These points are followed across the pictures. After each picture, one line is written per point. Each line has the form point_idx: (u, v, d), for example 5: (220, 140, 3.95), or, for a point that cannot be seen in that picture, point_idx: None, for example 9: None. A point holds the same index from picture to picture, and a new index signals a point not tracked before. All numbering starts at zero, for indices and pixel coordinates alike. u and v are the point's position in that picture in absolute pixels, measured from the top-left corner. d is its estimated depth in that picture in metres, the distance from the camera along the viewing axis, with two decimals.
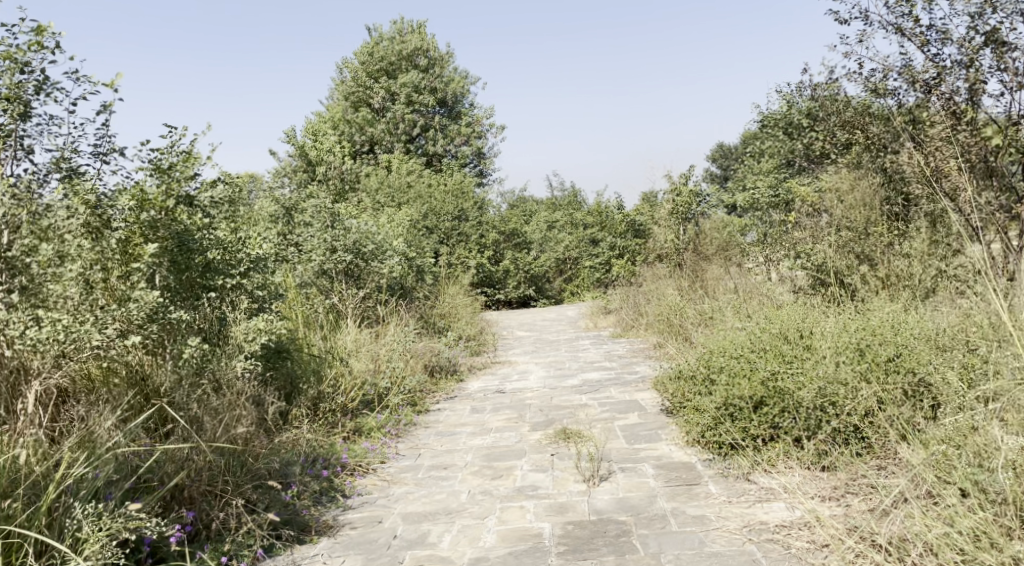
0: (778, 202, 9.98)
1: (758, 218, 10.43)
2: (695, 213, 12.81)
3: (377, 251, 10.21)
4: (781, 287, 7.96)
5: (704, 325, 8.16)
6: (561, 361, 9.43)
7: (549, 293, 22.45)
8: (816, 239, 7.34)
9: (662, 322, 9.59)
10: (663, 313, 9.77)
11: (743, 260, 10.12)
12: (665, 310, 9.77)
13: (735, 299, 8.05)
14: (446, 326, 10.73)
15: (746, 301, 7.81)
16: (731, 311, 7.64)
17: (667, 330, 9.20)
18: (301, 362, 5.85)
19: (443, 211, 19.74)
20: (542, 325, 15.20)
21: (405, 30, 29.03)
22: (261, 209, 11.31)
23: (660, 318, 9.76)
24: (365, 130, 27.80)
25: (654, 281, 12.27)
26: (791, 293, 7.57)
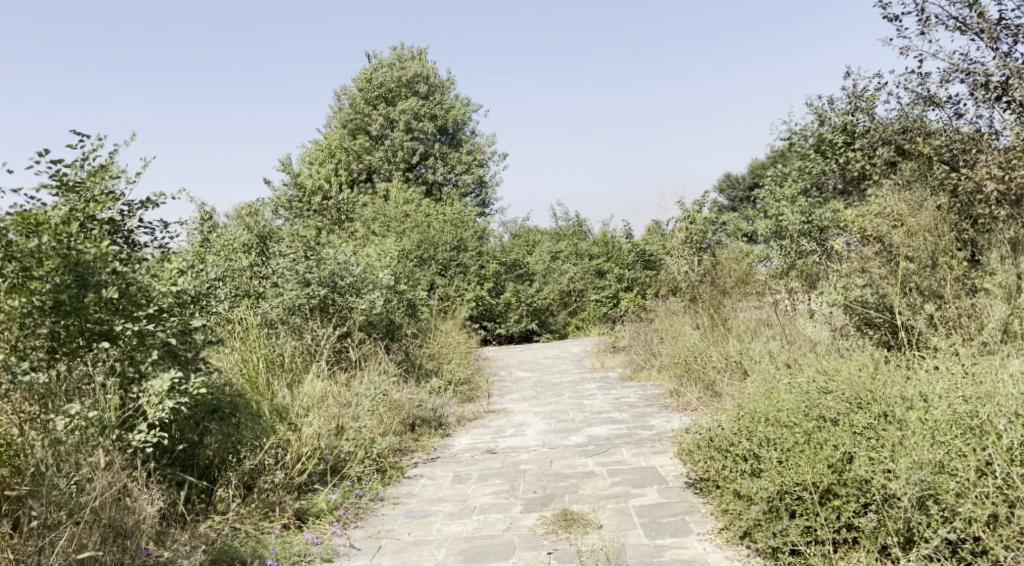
0: (808, 230, 8.87)
1: (785, 248, 9.31)
2: (711, 243, 11.72)
3: (359, 283, 9.13)
4: (820, 328, 6.83)
5: (731, 372, 7.00)
6: (564, 410, 8.27)
7: (553, 327, 21.27)
8: (863, 271, 6.24)
9: (678, 366, 8.44)
10: (680, 356, 8.62)
11: (770, 295, 8.97)
12: (682, 352, 8.62)
13: (766, 343, 6.92)
14: (435, 368, 9.59)
15: (780, 346, 6.68)
16: (762, 357, 6.50)
17: (684, 374, 8.05)
18: (243, 426, 4.65)
19: (440, 241, 18.68)
20: (546, 363, 14.01)
21: (405, 56, 28.30)
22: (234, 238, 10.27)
23: (676, 361, 8.62)
24: (363, 158, 26.89)
25: (667, 318, 11.12)
26: (835, 336, 6.44)
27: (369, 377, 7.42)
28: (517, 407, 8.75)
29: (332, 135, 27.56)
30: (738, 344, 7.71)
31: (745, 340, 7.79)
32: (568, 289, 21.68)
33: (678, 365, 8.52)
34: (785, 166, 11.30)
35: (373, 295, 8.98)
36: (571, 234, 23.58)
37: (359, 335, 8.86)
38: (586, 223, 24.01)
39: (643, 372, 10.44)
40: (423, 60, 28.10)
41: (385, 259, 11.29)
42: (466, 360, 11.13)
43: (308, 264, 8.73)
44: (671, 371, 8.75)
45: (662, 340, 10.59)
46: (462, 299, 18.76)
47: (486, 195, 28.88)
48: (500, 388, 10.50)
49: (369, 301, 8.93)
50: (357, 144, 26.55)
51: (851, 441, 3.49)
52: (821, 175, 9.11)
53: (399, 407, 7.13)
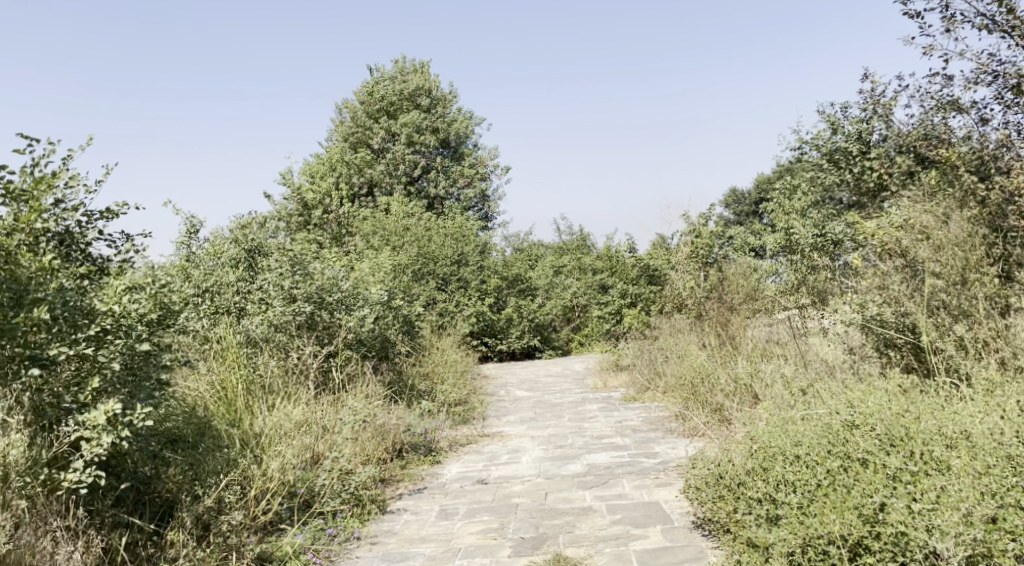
0: (820, 245, 8.44)
1: (796, 264, 8.89)
2: (717, 258, 11.29)
3: (344, 301, 8.73)
4: (835, 350, 6.41)
5: (740, 398, 6.56)
6: (562, 434, 7.81)
7: (556, 344, 20.80)
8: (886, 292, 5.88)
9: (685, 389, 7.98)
10: (685, 378, 8.15)
11: (779, 314, 8.54)
12: (688, 374, 8.15)
13: (778, 367, 6.49)
14: (429, 389, 9.14)
15: (794, 370, 6.25)
16: (774, 381, 6.06)
17: (691, 398, 7.59)
18: (190, 462, 4.31)
19: (440, 256, 18.27)
20: (546, 382, 13.54)
21: (407, 69, 28.06)
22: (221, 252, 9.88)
23: (682, 382, 8.15)
24: (364, 171, 26.42)
25: (671, 336, 10.66)
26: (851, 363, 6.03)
27: (354, 401, 6.99)
28: (513, 431, 8.30)
29: (333, 149, 27.27)
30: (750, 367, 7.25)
31: (756, 363, 7.33)
32: (571, 304, 21.22)
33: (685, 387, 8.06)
34: (793, 178, 10.89)
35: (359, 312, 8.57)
36: (574, 248, 23.14)
37: (346, 355, 8.45)
38: (590, 237, 23.58)
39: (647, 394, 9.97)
40: (425, 73, 27.84)
41: (379, 275, 10.89)
42: (462, 380, 10.68)
43: (290, 280, 8.34)
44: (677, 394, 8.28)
45: (667, 359, 10.12)
46: (462, 315, 18.33)
47: (489, 209, 28.49)
48: (498, 409, 10.04)
49: (358, 319, 8.52)
50: (357, 158, 26.23)
51: (887, 483, 3.20)
52: (832, 187, 8.68)
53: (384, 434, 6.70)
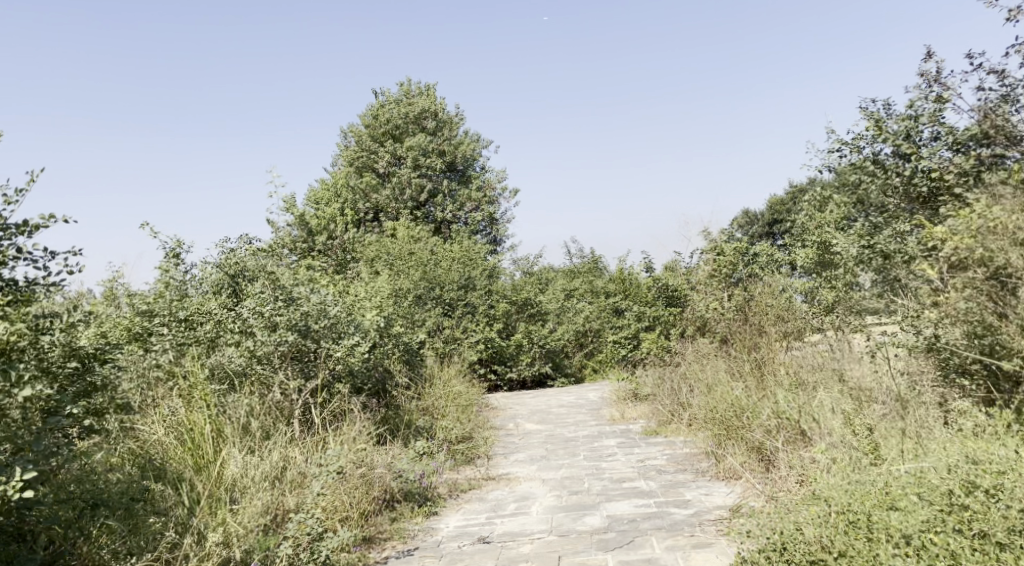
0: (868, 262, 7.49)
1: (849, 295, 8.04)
2: (744, 277, 10.53)
3: (332, 327, 7.78)
4: (904, 388, 5.69)
5: (792, 444, 5.69)
6: (576, 477, 6.91)
7: (568, 371, 19.84)
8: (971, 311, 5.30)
9: (715, 426, 7.06)
10: (717, 412, 7.22)
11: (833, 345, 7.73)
12: (719, 408, 7.21)
13: (844, 410, 5.55)
14: (428, 424, 8.25)
15: (858, 417, 5.34)
16: (841, 428, 5.16)
17: (724, 435, 6.69)
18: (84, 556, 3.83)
19: (445, 281, 17.39)
20: (559, 413, 12.59)
21: (412, 91, 27.37)
22: (204, 278, 8.98)
23: (713, 417, 7.22)
24: (369, 196, 25.74)
25: (695, 363, 9.74)
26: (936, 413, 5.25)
27: (340, 445, 6.13)
28: (522, 472, 7.40)
29: (337, 173, 26.62)
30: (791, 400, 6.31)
31: (801, 396, 6.38)
32: (583, 329, 20.30)
33: (716, 423, 7.12)
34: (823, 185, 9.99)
35: (349, 340, 7.60)
36: (586, 271, 22.27)
37: (335, 390, 7.52)
38: (602, 260, 22.74)
39: (671, 428, 9.03)
40: (431, 95, 27.18)
41: (375, 300, 10.00)
42: (467, 415, 9.77)
43: (271, 304, 7.39)
44: (707, 431, 7.36)
45: (691, 389, 9.19)
46: (469, 342, 17.45)
47: (497, 232, 27.66)
48: (506, 446, 9.13)
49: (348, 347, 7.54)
50: (362, 182, 25.47)
51: None
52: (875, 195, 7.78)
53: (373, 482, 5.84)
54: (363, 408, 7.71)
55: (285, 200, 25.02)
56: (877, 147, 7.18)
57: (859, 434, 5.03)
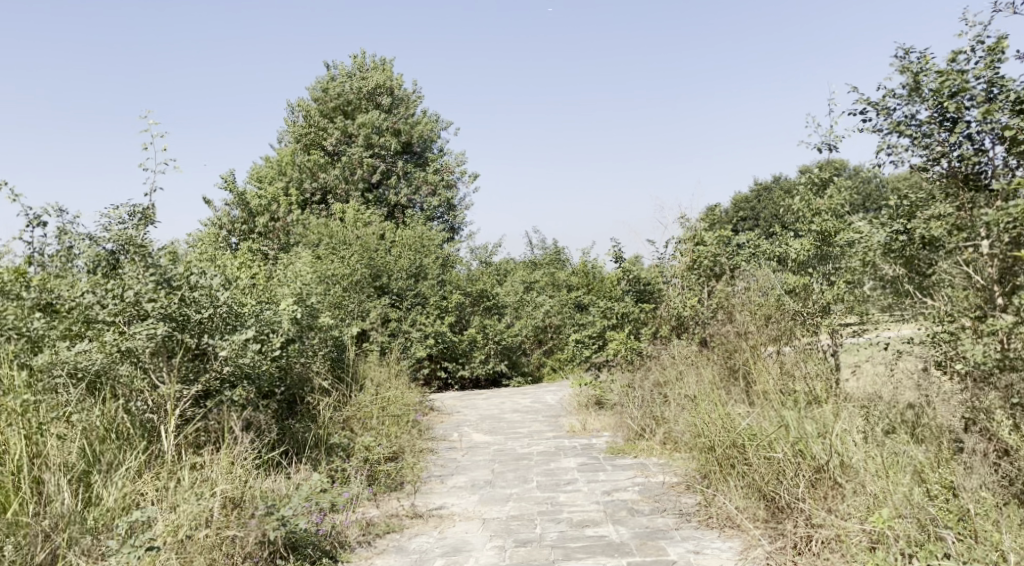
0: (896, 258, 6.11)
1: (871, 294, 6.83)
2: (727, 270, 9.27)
3: (225, 314, 6.08)
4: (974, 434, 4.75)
5: (817, 492, 4.53)
6: (526, 517, 5.43)
7: (526, 370, 18.30)
8: None
9: (709, 455, 5.63)
10: (707, 438, 5.79)
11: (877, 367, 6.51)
12: (711, 431, 5.77)
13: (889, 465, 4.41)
14: (347, 441, 6.68)
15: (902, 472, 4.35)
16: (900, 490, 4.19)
17: (721, 473, 5.33)
18: None
19: (393, 268, 15.83)
20: (512, 419, 11.08)
21: (368, 65, 25.50)
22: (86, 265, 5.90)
23: (703, 443, 5.79)
24: (318, 176, 23.92)
25: (672, 370, 8.32)
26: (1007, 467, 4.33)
27: (204, 488, 4.59)
28: (459, 506, 5.88)
29: (284, 151, 24.81)
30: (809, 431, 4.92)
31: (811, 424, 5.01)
32: (543, 323, 18.88)
33: (707, 451, 5.68)
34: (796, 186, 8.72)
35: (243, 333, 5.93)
36: (548, 262, 20.85)
37: (224, 399, 5.95)
38: (565, 251, 21.38)
39: (643, 449, 7.58)
40: (387, 70, 25.38)
41: (294, 287, 8.34)
42: (400, 426, 8.21)
43: (139, 281, 5.72)
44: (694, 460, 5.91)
45: (671, 403, 7.76)
46: (418, 337, 15.92)
47: (455, 218, 26.03)
48: (446, 465, 7.59)
49: (236, 345, 5.89)
50: (309, 160, 23.62)
51: None
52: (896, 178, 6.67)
53: (231, 544, 4.31)
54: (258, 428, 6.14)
55: (225, 177, 23.13)
56: (915, 108, 5.83)
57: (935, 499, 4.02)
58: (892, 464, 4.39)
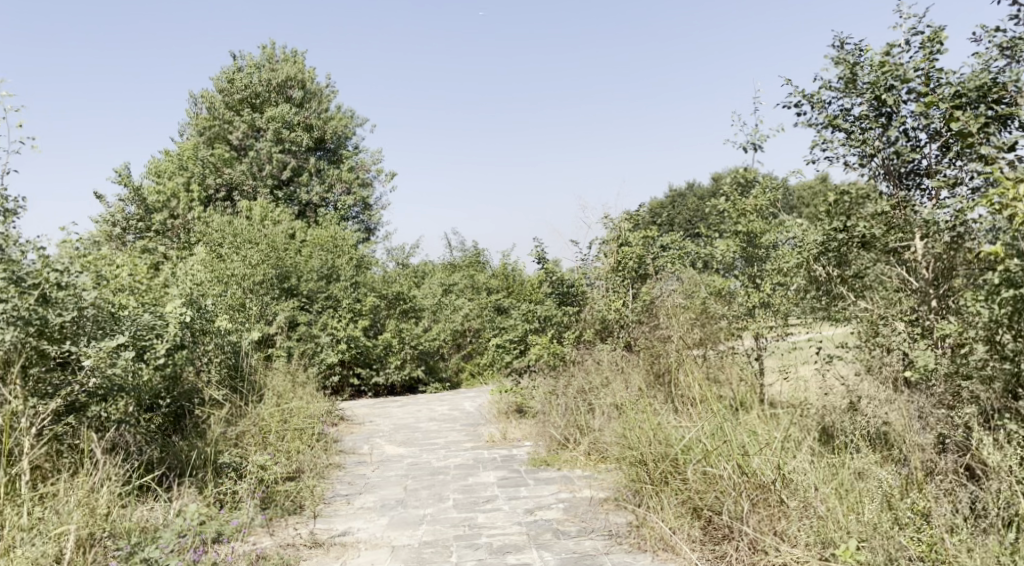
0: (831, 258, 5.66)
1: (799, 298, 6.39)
2: (650, 273, 8.91)
3: (93, 318, 5.37)
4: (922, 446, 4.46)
5: (766, 515, 4.22)
6: (441, 543, 4.85)
7: (443, 375, 17.63)
8: None
9: (635, 468, 5.18)
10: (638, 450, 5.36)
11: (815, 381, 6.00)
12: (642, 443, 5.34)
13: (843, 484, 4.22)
14: (239, 460, 5.96)
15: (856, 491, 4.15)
16: (862, 512, 3.97)
17: (655, 492, 4.86)
18: None
19: (303, 269, 15.18)
20: (428, 429, 10.44)
21: (278, 57, 24.40)
22: None
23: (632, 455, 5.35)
24: (223, 173, 22.66)
25: (597, 375, 7.92)
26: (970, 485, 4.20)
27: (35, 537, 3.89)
28: (365, 532, 5.25)
29: (187, 146, 23.46)
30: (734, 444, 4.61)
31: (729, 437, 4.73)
32: (462, 328, 18.32)
33: (637, 466, 5.22)
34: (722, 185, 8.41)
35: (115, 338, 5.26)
36: (467, 265, 20.30)
37: (89, 416, 5.26)
38: (485, 254, 20.87)
39: (566, 461, 7.12)
40: (299, 63, 24.33)
41: (183, 287, 7.53)
42: (303, 440, 7.49)
43: None
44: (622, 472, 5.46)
45: (596, 409, 7.35)
46: (329, 341, 15.09)
47: (371, 219, 25.16)
48: (354, 483, 6.93)
49: (105, 351, 5.17)
50: (214, 155, 22.40)
51: None
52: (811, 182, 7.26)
53: None
54: (127, 449, 5.46)
55: (122, 172, 21.68)
56: (851, 102, 5.49)
57: (904, 526, 3.86)
58: (849, 486, 4.18)
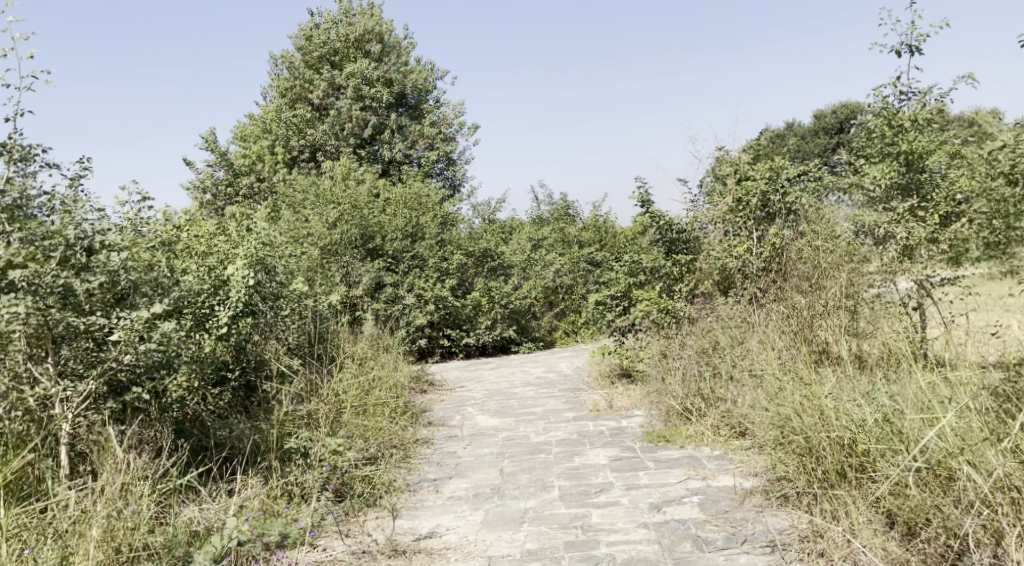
0: None
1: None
2: (783, 218, 7.68)
3: (131, 283, 4.59)
4: None
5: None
6: (547, 554, 3.86)
7: (537, 335, 16.65)
8: None
9: (811, 454, 4.07)
10: (801, 432, 4.22)
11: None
12: (809, 421, 4.19)
13: None
14: (308, 443, 5.10)
15: None
16: None
17: (845, 493, 3.72)
18: None
19: (387, 228, 14.39)
20: (524, 395, 9.48)
21: (355, 10, 23.56)
22: None
23: (794, 437, 4.20)
24: (305, 134, 22.15)
25: (724, 333, 6.74)
26: None
27: None
28: (455, 533, 4.31)
29: (269, 108, 23.07)
30: (942, 434, 3.43)
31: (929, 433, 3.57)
32: (554, 284, 17.26)
33: (809, 457, 4.08)
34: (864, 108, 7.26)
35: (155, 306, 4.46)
36: (557, 218, 19.14)
37: (128, 398, 4.49)
38: (575, 205, 19.66)
39: (692, 437, 6.01)
40: (376, 16, 23.43)
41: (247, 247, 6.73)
42: (385, 415, 6.63)
43: (4, 240, 4.19)
44: (785, 459, 4.32)
45: (730, 374, 6.19)
46: (416, 302, 14.35)
47: (455, 174, 24.23)
48: (442, 465, 6.02)
49: (140, 325, 4.34)
50: (295, 116, 21.89)
51: None
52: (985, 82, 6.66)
53: None
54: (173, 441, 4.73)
55: (207, 136, 21.47)
56: None
57: None
58: None
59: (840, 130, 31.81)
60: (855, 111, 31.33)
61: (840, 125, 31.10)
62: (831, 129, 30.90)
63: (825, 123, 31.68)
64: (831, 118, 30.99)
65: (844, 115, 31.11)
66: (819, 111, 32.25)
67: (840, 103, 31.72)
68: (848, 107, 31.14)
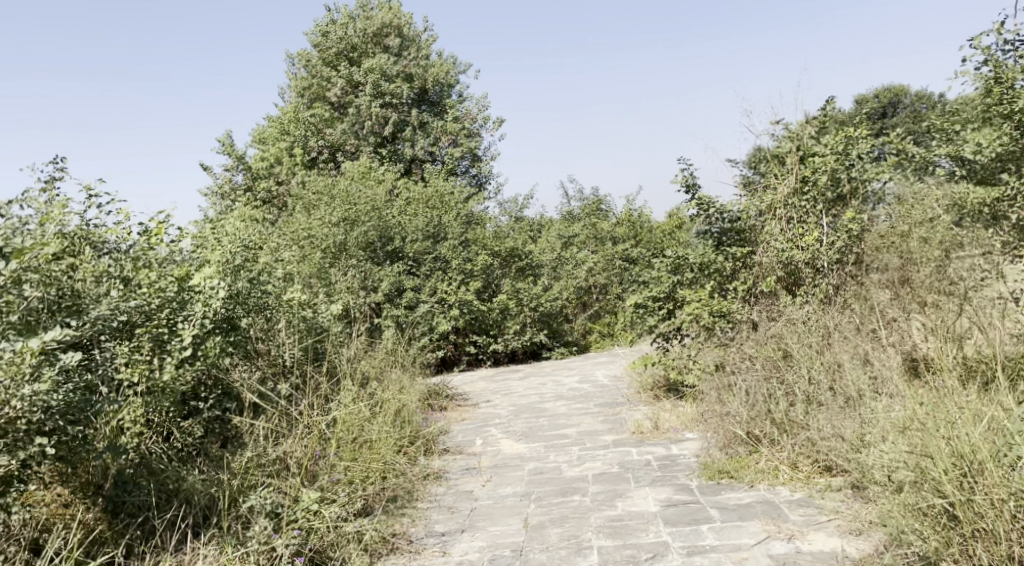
0: None
1: None
2: (859, 205, 6.48)
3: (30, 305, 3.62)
4: None
5: None
6: None
7: (570, 340, 15.43)
8: None
9: (965, 526, 2.97)
10: (942, 491, 3.09)
11: None
12: (952, 479, 3.06)
13: None
14: (278, 498, 4.01)
15: None
16: None
17: None
18: None
19: (406, 229, 13.34)
20: (556, 412, 8.32)
21: (373, 4, 22.57)
22: None
23: (933, 501, 3.07)
24: (323, 134, 21.20)
25: (798, 340, 5.52)
26: None
27: None
28: None
29: (286, 108, 22.19)
30: None
31: None
32: (587, 284, 16.04)
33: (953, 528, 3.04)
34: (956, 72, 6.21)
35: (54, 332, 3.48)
36: (588, 213, 17.95)
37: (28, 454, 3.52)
38: (607, 199, 18.42)
39: (765, 474, 4.82)
40: (394, 8, 22.39)
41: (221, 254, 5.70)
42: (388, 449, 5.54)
43: None
44: (917, 523, 3.17)
45: (809, 394, 4.99)
46: (439, 307, 13.25)
47: (479, 171, 23.14)
48: (454, 512, 4.87)
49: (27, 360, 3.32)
50: (313, 116, 21.00)
51: None
52: None
53: None
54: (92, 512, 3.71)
55: (222, 140, 20.61)
56: None
57: None
58: None
59: (882, 115, 30.35)
60: (900, 95, 29.80)
61: (884, 108, 29.56)
62: (876, 113, 29.17)
63: (865, 109, 30.14)
64: (876, 101, 29.33)
65: (887, 99, 29.58)
66: (862, 95, 30.54)
67: (882, 85, 30.22)
68: (893, 90, 29.45)
